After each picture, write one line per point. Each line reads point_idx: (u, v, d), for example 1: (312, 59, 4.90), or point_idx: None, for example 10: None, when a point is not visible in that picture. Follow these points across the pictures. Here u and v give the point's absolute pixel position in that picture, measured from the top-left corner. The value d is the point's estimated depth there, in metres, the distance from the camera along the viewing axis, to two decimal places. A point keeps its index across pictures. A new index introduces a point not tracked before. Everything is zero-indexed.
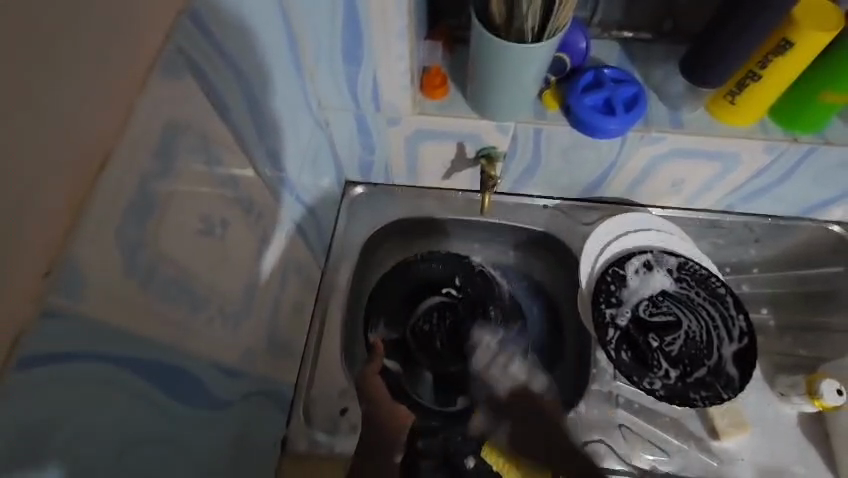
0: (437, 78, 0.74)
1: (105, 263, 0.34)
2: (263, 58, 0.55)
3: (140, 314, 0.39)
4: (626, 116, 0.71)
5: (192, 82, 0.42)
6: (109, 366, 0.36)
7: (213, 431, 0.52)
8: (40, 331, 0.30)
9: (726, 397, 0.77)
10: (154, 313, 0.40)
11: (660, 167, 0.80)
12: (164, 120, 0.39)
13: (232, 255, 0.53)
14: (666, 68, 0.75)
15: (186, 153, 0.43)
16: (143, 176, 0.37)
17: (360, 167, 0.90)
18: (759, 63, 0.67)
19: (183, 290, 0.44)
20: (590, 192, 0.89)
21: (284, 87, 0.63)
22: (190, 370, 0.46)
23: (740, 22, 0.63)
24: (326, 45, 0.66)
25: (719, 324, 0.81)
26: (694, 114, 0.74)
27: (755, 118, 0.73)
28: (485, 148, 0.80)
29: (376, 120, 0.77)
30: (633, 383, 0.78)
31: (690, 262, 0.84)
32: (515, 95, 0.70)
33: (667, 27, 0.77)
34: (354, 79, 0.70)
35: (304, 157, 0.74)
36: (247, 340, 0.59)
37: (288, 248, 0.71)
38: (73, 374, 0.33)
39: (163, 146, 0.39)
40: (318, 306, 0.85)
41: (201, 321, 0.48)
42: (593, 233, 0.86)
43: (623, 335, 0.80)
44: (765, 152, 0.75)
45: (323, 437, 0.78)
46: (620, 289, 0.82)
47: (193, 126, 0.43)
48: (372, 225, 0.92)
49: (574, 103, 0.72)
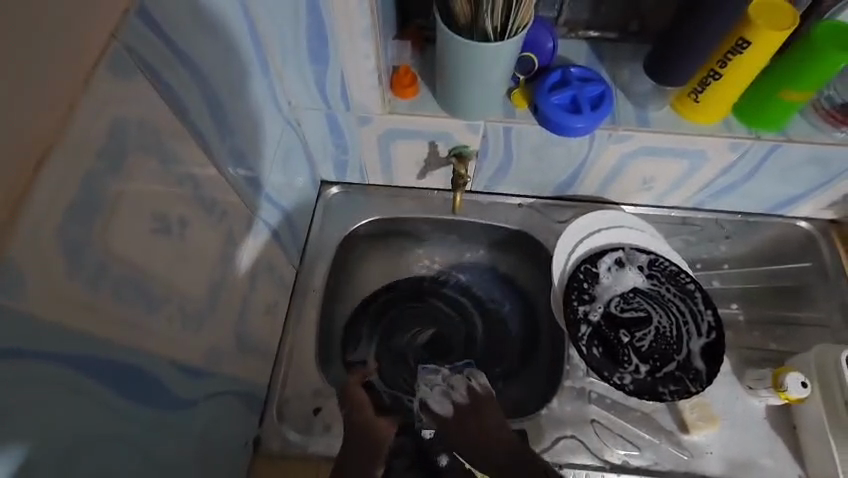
0: (406, 77, 0.75)
1: (46, 262, 0.34)
2: (225, 58, 0.56)
3: (89, 313, 0.38)
4: (593, 114, 0.72)
5: (144, 82, 0.42)
6: (54, 367, 0.36)
7: (175, 430, 0.52)
8: None
9: (694, 391, 0.78)
10: (104, 313, 0.40)
11: (630, 165, 0.81)
12: (113, 119, 0.39)
13: (193, 254, 0.53)
14: (633, 68, 0.76)
15: (138, 152, 0.43)
16: (89, 175, 0.37)
17: (335, 167, 0.90)
18: (719, 62, 0.68)
19: (138, 290, 0.44)
20: (563, 191, 0.90)
21: (248, 87, 0.63)
22: (147, 370, 0.46)
23: (699, 21, 0.65)
24: (292, 46, 0.66)
25: (688, 319, 0.82)
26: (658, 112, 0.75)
27: (718, 116, 0.74)
28: (457, 147, 0.81)
29: (347, 120, 0.78)
30: (604, 378, 0.78)
31: (660, 259, 0.85)
32: (482, 93, 0.70)
33: (634, 28, 0.77)
34: (322, 79, 0.71)
35: (274, 157, 0.74)
36: (212, 339, 0.59)
37: (258, 248, 0.71)
38: (5, 376, 0.32)
39: (112, 145, 0.39)
40: (292, 306, 0.85)
41: (161, 320, 0.48)
42: (565, 231, 0.87)
43: (595, 331, 0.81)
44: (730, 149, 0.77)
45: (296, 437, 0.78)
46: (592, 285, 0.83)
47: (146, 125, 0.43)
48: (347, 224, 0.92)
49: (542, 101, 0.72)
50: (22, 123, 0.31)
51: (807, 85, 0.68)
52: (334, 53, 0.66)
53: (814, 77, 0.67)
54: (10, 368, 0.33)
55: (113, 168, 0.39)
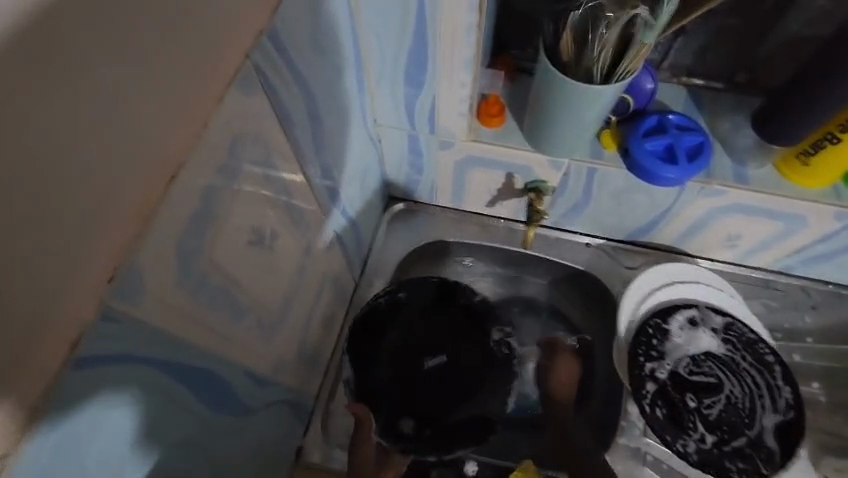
0: (494, 106, 0.74)
1: (164, 270, 0.35)
2: (329, 77, 0.57)
3: (186, 319, 0.39)
4: (688, 166, 0.68)
5: (261, 96, 0.43)
6: (148, 368, 0.37)
7: (236, 437, 0.53)
8: (100, 334, 0.31)
9: (766, 473, 0.72)
10: (198, 319, 0.41)
11: (717, 220, 0.77)
12: (233, 134, 0.40)
13: (275, 265, 0.53)
14: (735, 120, 0.72)
15: (247, 165, 0.44)
16: (208, 188, 0.38)
17: (405, 185, 0.90)
18: (840, 125, 0.63)
19: (228, 299, 0.45)
20: (637, 236, 0.86)
21: (343, 103, 0.63)
22: (222, 375, 0.47)
23: (824, 84, 0.60)
24: (390, 68, 0.66)
25: (763, 393, 0.76)
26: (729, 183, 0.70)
27: (830, 181, 0.68)
28: (534, 182, 0.79)
29: (429, 143, 0.77)
30: (666, 442, 0.73)
31: (738, 323, 0.80)
32: (573, 132, 0.68)
33: (741, 79, 0.73)
34: (413, 101, 0.70)
35: (354, 173, 0.74)
36: (277, 349, 0.59)
37: (327, 260, 0.72)
38: (111, 381, 0.33)
39: (228, 158, 0.40)
40: (347, 319, 0.85)
41: (242, 328, 0.49)
42: (637, 281, 0.83)
43: (660, 390, 0.76)
44: (834, 219, 0.71)
45: (339, 452, 0.78)
46: (660, 342, 0.78)
47: (257, 140, 0.44)
48: (409, 243, 0.92)
49: (634, 147, 0.69)
50: (162, 140, 0.32)
51: None
52: (431, 79, 0.66)
53: None
54: (117, 370, 0.33)
55: (225, 181, 0.40)
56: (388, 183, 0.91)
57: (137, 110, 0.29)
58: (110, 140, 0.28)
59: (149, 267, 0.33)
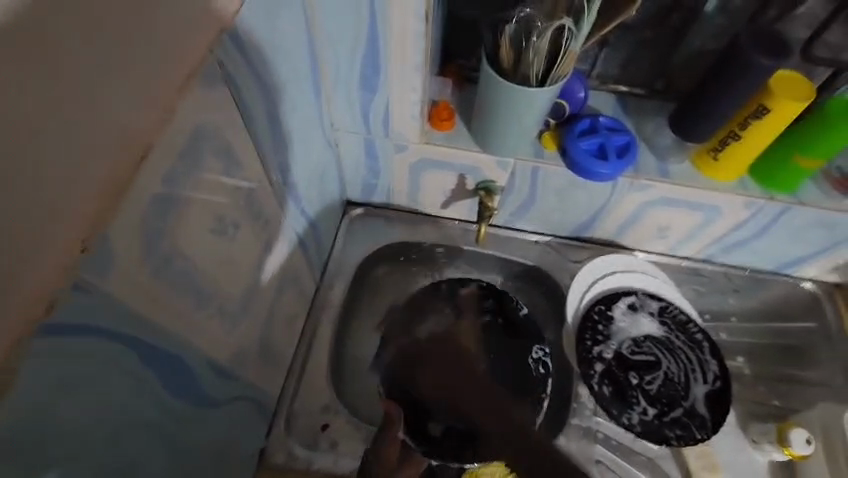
0: (444, 111, 0.80)
1: (129, 248, 0.37)
2: (288, 79, 0.60)
3: (150, 299, 0.41)
4: (617, 162, 0.76)
5: (224, 91, 0.47)
6: (115, 345, 0.38)
7: (199, 426, 0.54)
8: (66, 304, 0.33)
9: (700, 438, 0.79)
10: (162, 299, 0.43)
11: (648, 213, 0.85)
12: (197, 124, 0.43)
13: (237, 256, 0.55)
14: (656, 123, 0.81)
15: (211, 155, 0.46)
16: (172, 172, 0.41)
17: (363, 189, 0.94)
18: (739, 124, 0.72)
19: (193, 285, 0.47)
20: (579, 232, 0.94)
21: (301, 107, 0.67)
22: (186, 361, 0.48)
23: (723, 86, 0.69)
24: (345, 75, 0.71)
25: (695, 367, 0.84)
26: (679, 183, 0.79)
27: (736, 174, 0.78)
28: (484, 181, 0.85)
29: (383, 146, 0.82)
30: (613, 416, 0.80)
31: (671, 307, 0.88)
32: (515, 133, 0.75)
33: (659, 86, 0.83)
34: (367, 106, 0.75)
35: (313, 175, 0.77)
36: (239, 342, 0.60)
37: (288, 259, 0.74)
38: (82, 349, 0.35)
39: (192, 147, 0.43)
40: (308, 320, 0.87)
41: (206, 316, 0.50)
42: (581, 271, 0.90)
43: (605, 370, 0.82)
44: (744, 207, 0.81)
45: (302, 450, 0.79)
46: (605, 327, 0.85)
47: (221, 132, 0.47)
48: (368, 245, 0.95)
49: (570, 146, 0.77)
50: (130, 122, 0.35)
51: (820, 153, 0.73)
52: (383, 84, 0.71)
53: (825, 145, 0.72)
54: (84, 342, 0.35)
55: (188, 167, 0.43)
56: (347, 187, 0.94)
57: (104, 94, 0.32)
58: (84, 119, 0.31)
59: (115, 243, 0.36)
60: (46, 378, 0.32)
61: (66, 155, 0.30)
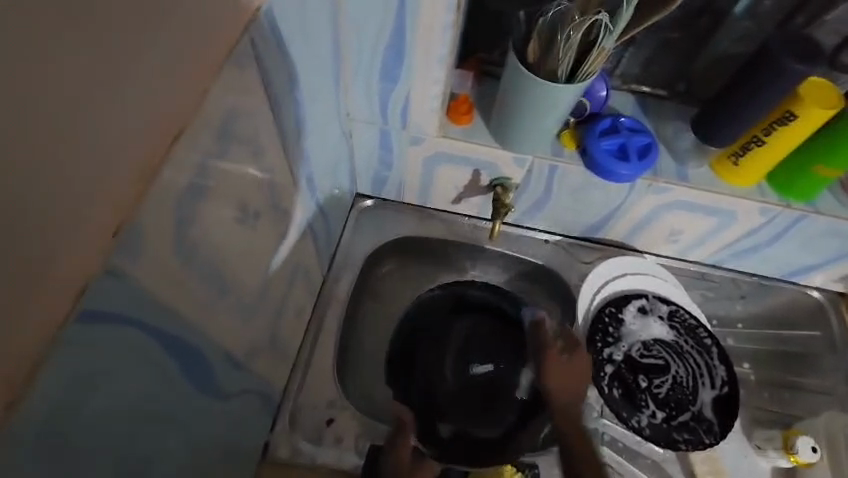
0: (464, 105, 0.78)
1: (159, 236, 0.36)
2: (312, 64, 0.59)
3: (176, 289, 0.40)
4: (638, 164, 0.75)
5: (255, 75, 0.45)
6: (148, 339, 0.37)
7: (213, 421, 0.52)
8: (98, 292, 0.31)
9: (708, 442, 0.79)
10: (187, 290, 0.41)
11: (663, 216, 0.85)
12: (229, 108, 0.41)
13: (257, 246, 0.53)
14: (676, 125, 0.80)
15: (239, 140, 0.45)
16: (201, 158, 0.39)
17: (373, 181, 0.92)
18: (763, 130, 0.72)
19: (215, 276, 0.45)
20: (591, 233, 0.93)
21: (321, 94, 0.65)
22: (205, 355, 0.46)
23: (751, 90, 0.68)
24: (366, 64, 0.69)
25: (704, 372, 0.84)
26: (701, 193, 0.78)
27: (754, 180, 0.77)
28: (499, 178, 0.83)
29: (399, 138, 0.80)
30: (621, 419, 0.79)
31: (680, 311, 0.88)
32: (536, 129, 0.73)
33: (681, 88, 0.82)
34: (386, 96, 0.73)
35: (327, 165, 0.76)
36: (253, 335, 0.59)
37: (300, 251, 0.72)
38: (115, 341, 0.34)
39: (223, 131, 0.41)
40: (315, 314, 0.86)
41: (225, 309, 0.49)
42: (591, 273, 0.89)
43: (615, 372, 0.82)
44: (760, 213, 0.81)
45: (307, 445, 0.77)
46: (615, 329, 0.85)
47: (250, 117, 0.45)
48: (377, 239, 0.94)
49: (591, 145, 0.75)
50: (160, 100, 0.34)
51: (841, 163, 0.72)
52: (406, 74, 0.69)
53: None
54: (120, 334, 0.34)
55: (218, 150, 0.41)
56: (357, 179, 0.92)
57: (136, 72, 0.31)
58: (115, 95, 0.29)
59: (148, 229, 0.34)
60: (75, 368, 0.31)
61: (99, 135, 0.29)
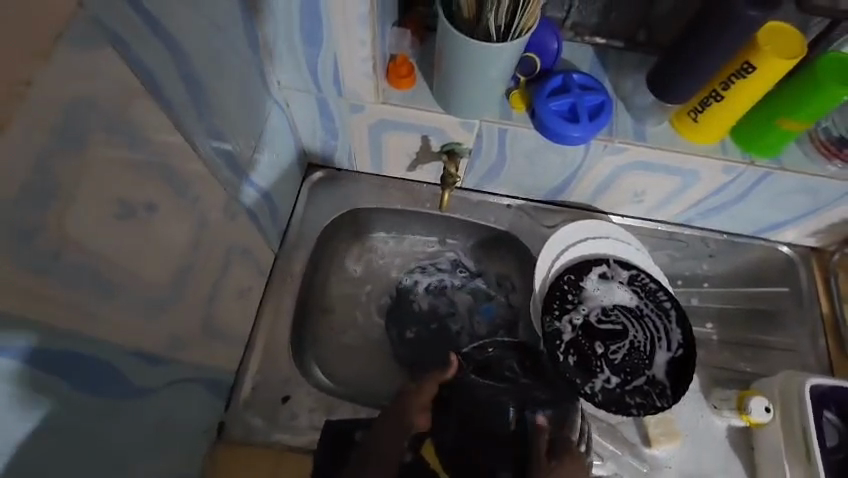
0: (403, 67, 0.72)
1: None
2: (214, 34, 0.53)
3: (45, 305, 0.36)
4: (589, 125, 0.70)
5: (115, 59, 0.39)
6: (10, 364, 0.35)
7: (129, 422, 0.51)
8: None
9: (660, 406, 0.79)
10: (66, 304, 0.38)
11: (622, 176, 0.80)
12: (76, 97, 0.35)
13: (164, 238, 0.50)
14: (635, 80, 0.75)
15: (106, 133, 0.39)
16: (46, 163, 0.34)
17: (323, 152, 0.88)
18: (721, 84, 0.66)
19: (98, 283, 0.42)
20: (552, 196, 0.90)
21: (239, 64, 0.60)
22: (105, 358, 0.44)
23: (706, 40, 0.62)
24: (286, 29, 0.63)
25: (662, 336, 0.82)
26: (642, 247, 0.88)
27: (714, 138, 0.73)
28: (449, 143, 0.79)
29: (339, 107, 0.75)
30: (575, 387, 0.78)
31: (641, 275, 0.85)
32: (476, 92, 0.68)
33: (642, 39, 0.76)
34: (314, 61, 0.67)
35: (261, 139, 0.71)
36: (175, 327, 0.56)
37: (236, 231, 0.69)
38: None
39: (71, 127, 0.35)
40: (269, 291, 0.85)
41: (128, 308, 0.46)
42: (551, 238, 0.86)
43: (571, 341, 0.80)
44: (723, 172, 0.76)
45: (262, 423, 0.77)
46: (575, 295, 0.83)
47: (123, 108, 0.40)
48: (332, 209, 0.91)
49: (539, 106, 0.70)
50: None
51: (807, 115, 0.67)
52: (329, 38, 0.62)
53: (815, 106, 0.66)
54: None
55: (72, 150, 0.36)
56: (304, 149, 0.88)
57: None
58: None
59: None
60: None
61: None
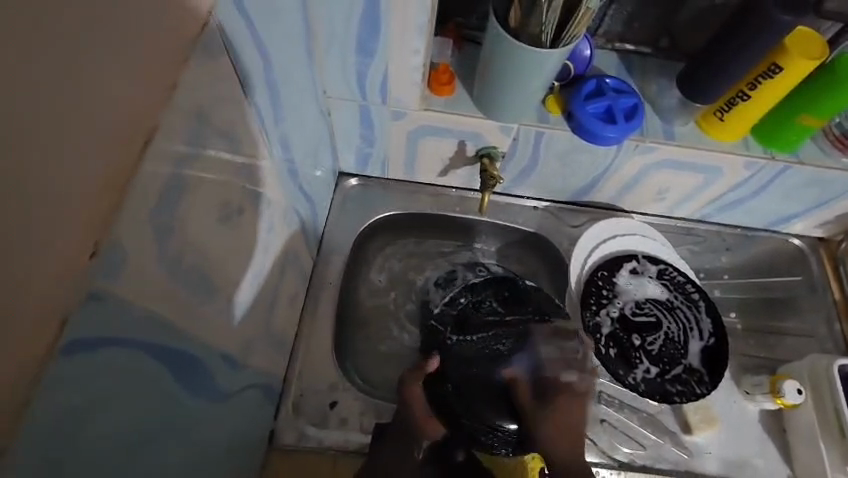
0: (444, 75, 0.75)
1: (141, 244, 0.36)
2: (280, 44, 0.55)
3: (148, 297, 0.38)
4: (625, 125, 0.73)
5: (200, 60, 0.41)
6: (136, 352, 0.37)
7: (214, 423, 0.51)
8: (85, 314, 0.31)
9: (700, 392, 0.82)
10: (161, 298, 0.39)
11: (650, 175, 0.84)
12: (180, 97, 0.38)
13: (238, 240, 0.51)
14: (660, 83, 0.79)
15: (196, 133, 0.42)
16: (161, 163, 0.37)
17: (356, 160, 0.90)
18: (747, 85, 0.71)
19: (189, 280, 0.43)
20: (579, 197, 0.93)
21: (296, 73, 0.62)
22: (194, 356, 0.45)
23: (737, 45, 0.67)
24: (340, 40, 0.65)
25: (693, 326, 0.86)
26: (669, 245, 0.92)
27: (739, 136, 0.77)
28: (485, 148, 0.82)
29: (381, 114, 0.77)
30: (618, 378, 0.82)
31: (669, 269, 0.89)
32: (519, 97, 0.71)
33: (665, 44, 0.80)
34: (364, 70, 0.69)
35: (308, 146, 0.72)
36: (246, 331, 0.57)
37: (288, 239, 0.70)
38: (90, 362, 0.32)
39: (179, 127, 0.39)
40: (309, 298, 0.85)
41: (213, 308, 0.48)
42: (582, 238, 0.90)
43: (610, 335, 0.84)
44: (745, 168, 0.81)
45: (313, 429, 0.78)
46: (609, 290, 0.87)
47: (208, 115, 0.43)
48: (366, 216, 0.92)
49: (577, 109, 0.74)
50: (126, 101, 0.33)
51: (825, 112, 0.72)
52: (383, 46, 0.65)
53: (833, 103, 0.71)
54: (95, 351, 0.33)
55: (180, 149, 0.39)
56: (339, 158, 0.89)
57: (95, 73, 0.29)
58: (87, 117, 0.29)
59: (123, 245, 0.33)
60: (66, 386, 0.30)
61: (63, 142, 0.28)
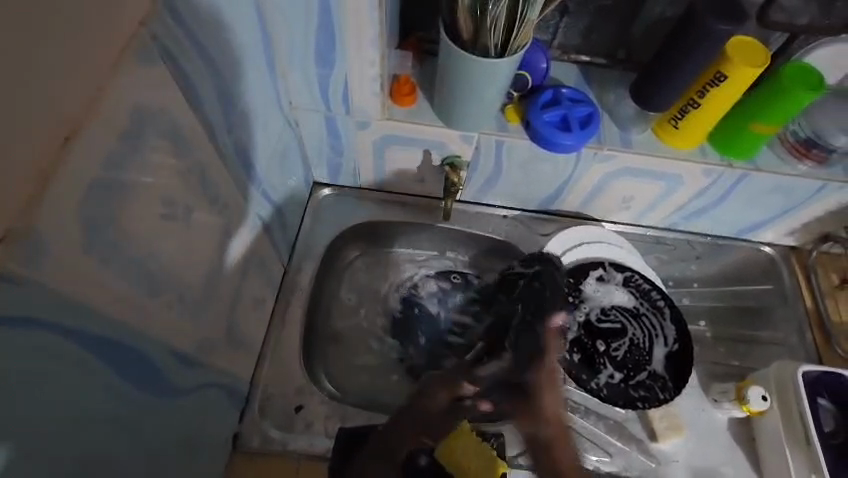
0: (406, 86, 0.78)
1: (67, 235, 0.38)
2: (233, 53, 0.58)
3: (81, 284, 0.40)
4: (581, 133, 0.76)
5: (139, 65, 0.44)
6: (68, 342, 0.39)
7: (163, 417, 0.53)
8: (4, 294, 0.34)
9: (663, 398, 0.83)
10: (97, 286, 0.41)
11: (612, 184, 0.86)
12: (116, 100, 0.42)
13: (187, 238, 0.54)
14: (618, 93, 0.81)
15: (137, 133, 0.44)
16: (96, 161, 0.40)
17: (328, 170, 0.93)
18: (697, 93, 0.73)
19: (130, 272, 0.45)
20: (547, 206, 0.94)
21: (255, 82, 0.65)
22: (140, 348, 0.47)
23: (680, 53, 0.69)
24: (301, 53, 0.69)
25: (658, 333, 0.87)
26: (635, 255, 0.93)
27: (695, 143, 0.79)
28: (449, 156, 0.84)
29: (346, 123, 0.80)
30: (581, 384, 0.83)
31: (635, 276, 0.90)
32: (475, 106, 0.74)
33: (621, 55, 0.83)
34: (325, 81, 0.72)
35: (273, 153, 0.75)
36: (201, 330, 0.59)
37: (251, 244, 0.72)
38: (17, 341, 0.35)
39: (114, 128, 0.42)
40: (278, 304, 0.87)
41: (161, 303, 0.50)
42: (548, 246, 0.91)
43: (574, 340, 0.85)
44: (703, 175, 0.82)
45: (277, 433, 0.78)
46: (575, 296, 0.87)
47: (151, 116, 0.46)
48: (339, 224, 0.94)
49: (534, 117, 0.76)
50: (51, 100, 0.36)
51: (775, 119, 0.74)
52: (340, 57, 0.68)
53: (781, 110, 0.73)
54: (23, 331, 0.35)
55: (115, 150, 0.42)
56: (311, 167, 0.92)
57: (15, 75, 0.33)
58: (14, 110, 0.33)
59: (47, 226, 0.36)
60: None
61: None
